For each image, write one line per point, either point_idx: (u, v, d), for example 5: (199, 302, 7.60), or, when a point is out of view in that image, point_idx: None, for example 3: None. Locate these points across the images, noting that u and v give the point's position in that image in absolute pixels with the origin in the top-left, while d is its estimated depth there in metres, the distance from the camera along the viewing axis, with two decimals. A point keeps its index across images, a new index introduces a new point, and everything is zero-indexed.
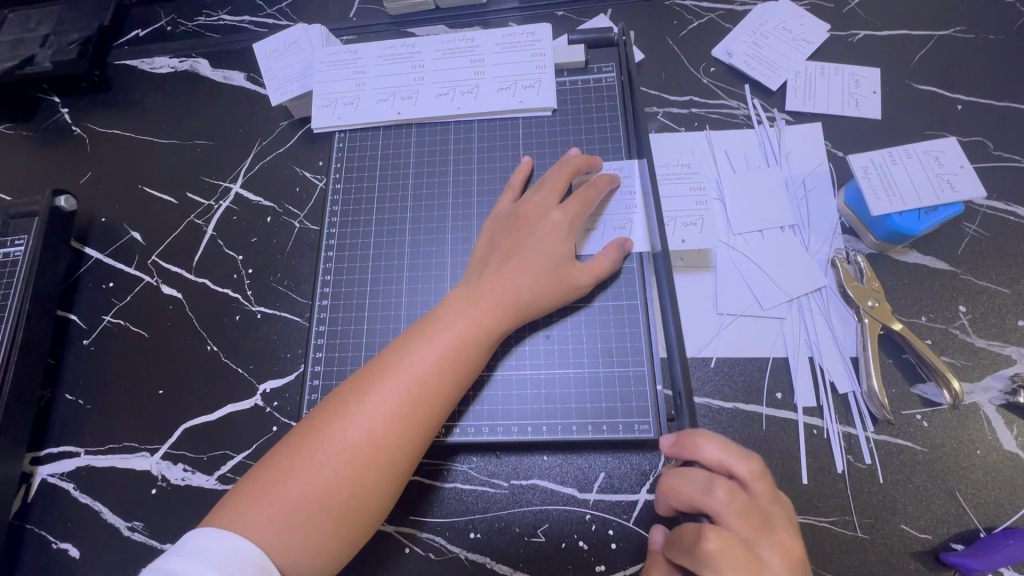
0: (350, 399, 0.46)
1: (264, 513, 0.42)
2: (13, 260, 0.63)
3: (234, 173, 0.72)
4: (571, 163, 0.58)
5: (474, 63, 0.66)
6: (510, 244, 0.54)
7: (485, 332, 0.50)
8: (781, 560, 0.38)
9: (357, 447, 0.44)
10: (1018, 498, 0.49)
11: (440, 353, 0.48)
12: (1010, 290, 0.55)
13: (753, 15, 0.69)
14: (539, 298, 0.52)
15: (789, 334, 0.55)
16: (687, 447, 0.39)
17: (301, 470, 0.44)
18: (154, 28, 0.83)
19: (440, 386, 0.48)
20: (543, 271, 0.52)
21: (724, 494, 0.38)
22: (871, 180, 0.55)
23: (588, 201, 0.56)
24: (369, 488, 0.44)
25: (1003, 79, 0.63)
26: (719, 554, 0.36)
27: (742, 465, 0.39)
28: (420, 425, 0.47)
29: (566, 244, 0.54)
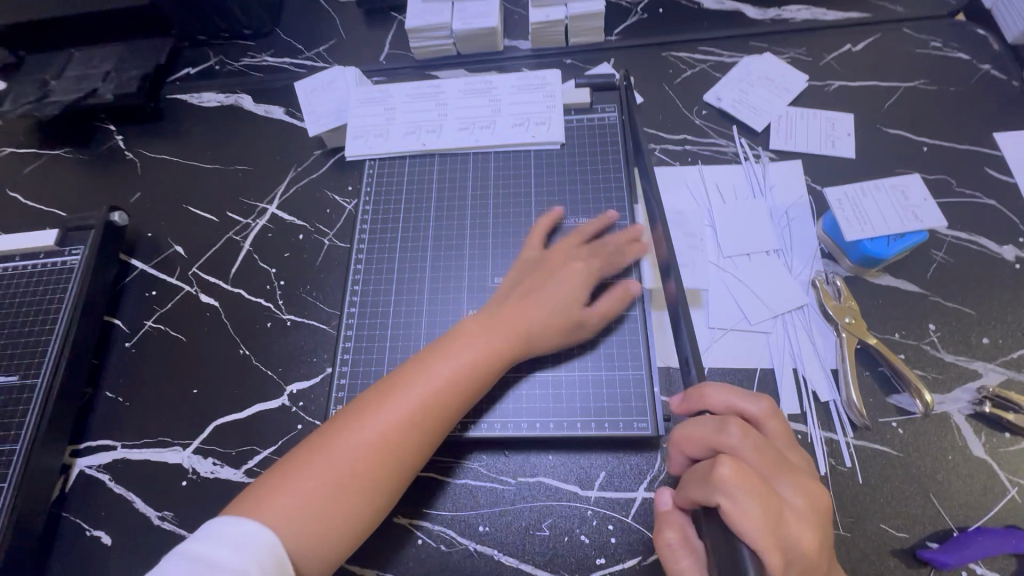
0: (368, 403, 0.52)
1: (280, 502, 0.46)
2: (70, 268, 0.70)
3: (271, 195, 0.79)
4: (613, 233, 0.63)
5: (492, 102, 0.74)
6: (535, 281, 0.59)
7: (495, 356, 0.55)
8: (801, 496, 0.40)
9: (369, 447, 0.49)
10: (988, 500, 0.52)
11: (453, 371, 0.53)
12: (975, 311, 0.60)
13: (740, 65, 0.77)
14: (551, 331, 0.57)
15: (775, 347, 0.61)
16: (695, 397, 0.47)
17: (318, 463, 0.48)
18: (203, 67, 0.92)
19: (449, 403, 0.52)
20: (559, 308, 0.57)
21: (737, 430, 0.41)
22: (844, 211, 0.61)
23: (631, 240, 0.63)
24: (373, 485, 0.49)
25: (963, 125, 0.70)
26: (734, 479, 0.38)
27: (752, 406, 0.45)
28: (425, 435, 0.51)
29: (582, 289, 0.59)
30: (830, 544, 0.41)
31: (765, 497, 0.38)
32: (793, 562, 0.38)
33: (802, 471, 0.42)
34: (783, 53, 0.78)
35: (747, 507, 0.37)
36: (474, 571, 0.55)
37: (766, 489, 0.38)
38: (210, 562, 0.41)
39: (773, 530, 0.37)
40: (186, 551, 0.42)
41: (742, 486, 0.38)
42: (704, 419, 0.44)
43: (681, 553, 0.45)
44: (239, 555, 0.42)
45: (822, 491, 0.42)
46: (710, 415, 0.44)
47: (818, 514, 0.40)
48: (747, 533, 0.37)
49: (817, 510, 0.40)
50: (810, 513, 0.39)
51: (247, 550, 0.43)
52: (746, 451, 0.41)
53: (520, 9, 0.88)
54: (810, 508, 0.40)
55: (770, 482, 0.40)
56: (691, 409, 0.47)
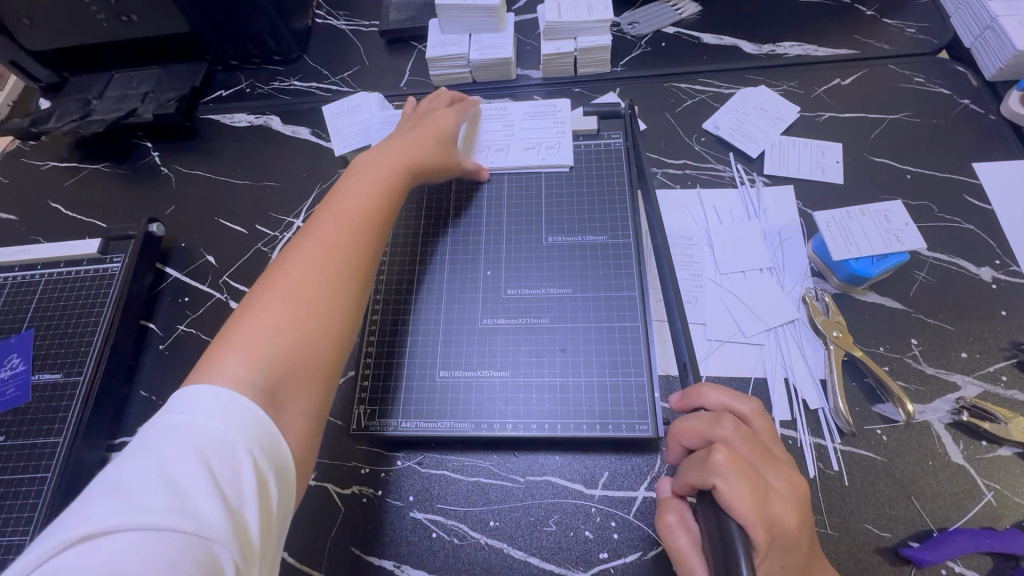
0: (275, 268, 0.56)
1: (228, 352, 0.48)
2: (111, 274, 0.76)
3: (298, 210, 0.84)
4: (430, 103, 0.79)
5: (507, 128, 0.80)
6: (396, 150, 0.69)
7: (372, 205, 0.63)
8: (784, 482, 0.45)
9: (299, 287, 0.54)
10: (965, 503, 0.56)
11: (320, 229, 0.59)
12: (954, 327, 0.65)
13: (736, 96, 0.83)
14: (435, 160, 0.71)
15: (768, 359, 0.65)
16: (692, 395, 0.51)
17: (255, 313, 0.52)
18: (235, 90, 0.99)
19: (361, 230, 0.60)
20: (433, 146, 0.71)
21: (730, 423, 0.46)
22: (832, 233, 0.66)
23: (466, 107, 0.79)
24: (312, 322, 0.52)
25: (944, 155, 0.76)
26: (727, 464, 0.43)
27: (742, 404, 0.50)
28: (345, 263, 0.57)
29: (450, 126, 0.74)
30: (809, 527, 0.45)
31: (753, 480, 0.43)
32: (776, 538, 0.42)
33: (785, 464, 0.47)
34: (777, 85, 0.84)
35: (739, 487, 0.42)
36: (484, 562, 0.58)
37: (755, 474, 0.43)
38: (197, 433, 0.41)
39: (760, 508, 0.41)
40: (168, 426, 0.42)
41: (735, 470, 0.43)
42: (700, 414, 0.49)
43: (679, 533, 0.49)
44: (227, 423, 0.42)
45: (800, 479, 0.47)
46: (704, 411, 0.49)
47: (799, 500, 0.45)
48: (737, 508, 0.41)
49: (797, 494, 0.45)
50: (792, 497, 0.44)
51: (230, 424, 0.43)
52: (737, 442, 0.45)
53: (532, 40, 0.94)
54: (791, 492, 0.45)
55: (758, 469, 0.44)
56: (687, 407, 0.52)
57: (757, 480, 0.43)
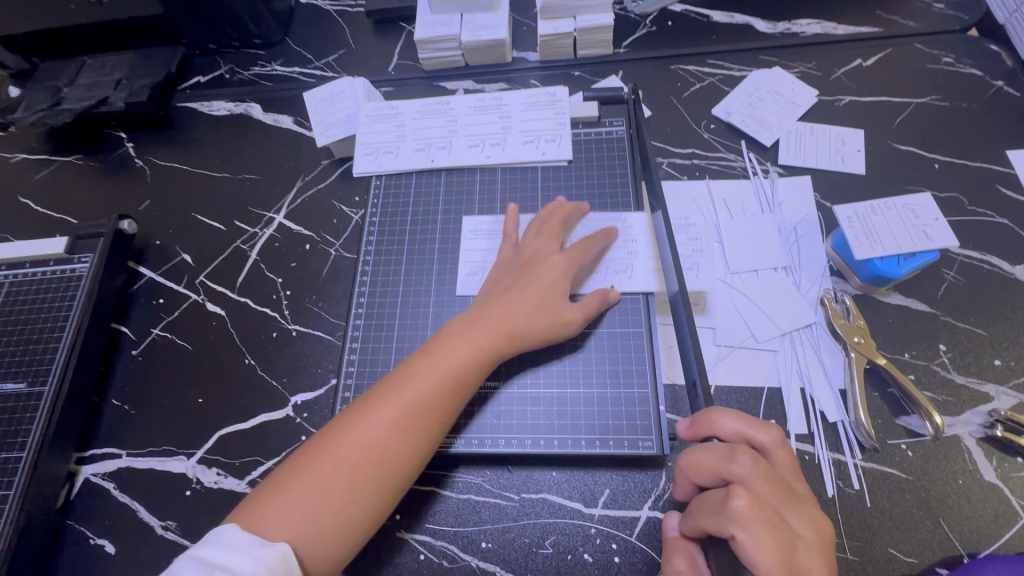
0: (352, 415, 0.52)
1: (269, 519, 0.47)
2: (79, 275, 0.71)
3: (279, 205, 0.79)
4: (557, 208, 0.64)
5: (503, 119, 0.74)
6: (507, 282, 0.59)
7: (481, 360, 0.55)
8: (806, 526, 0.41)
9: (350, 462, 0.49)
10: (999, 525, 0.52)
11: (435, 379, 0.53)
12: (986, 332, 0.59)
13: (749, 79, 0.77)
14: (534, 331, 0.56)
15: (783, 366, 0.60)
16: (703, 423, 0.45)
17: (309, 472, 0.49)
18: (214, 76, 0.93)
19: (428, 406, 0.52)
20: (536, 307, 0.57)
21: (747, 459, 0.41)
22: (855, 229, 0.61)
23: (585, 249, 0.60)
24: (364, 498, 0.49)
25: (975, 142, 0.70)
26: (748, 510, 0.38)
27: (762, 434, 0.44)
28: (420, 432, 0.51)
29: (560, 285, 0.58)
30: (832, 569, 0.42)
31: (777, 529, 0.39)
32: None
33: (806, 500, 0.43)
34: (793, 67, 0.78)
35: (762, 539, 0.38)
36: None
37: (778, 520, 0.39)
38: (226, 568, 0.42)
39: (784, 560, 0.38)
40: (199, 556, 0.43)
41: (756, 518, 0.38)
42: (712, 446, 0.43)
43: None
44: (254, 560, 0.43)
45: (822, 518, 0.43)
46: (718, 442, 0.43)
47: (821, 545, 0.41)
48: (760, 564, 0.37)
49: (820, 536, 0.41)
50: (813, 540, 0.41)
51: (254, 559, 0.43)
52: (755, 481, 0.40)
53: (528, 20, 0.88)
54: (814, 536, 0.41)
55: (780, 512, 0.40)
56: (697, 436, 0.46)
57: (780, 526, 0.39)
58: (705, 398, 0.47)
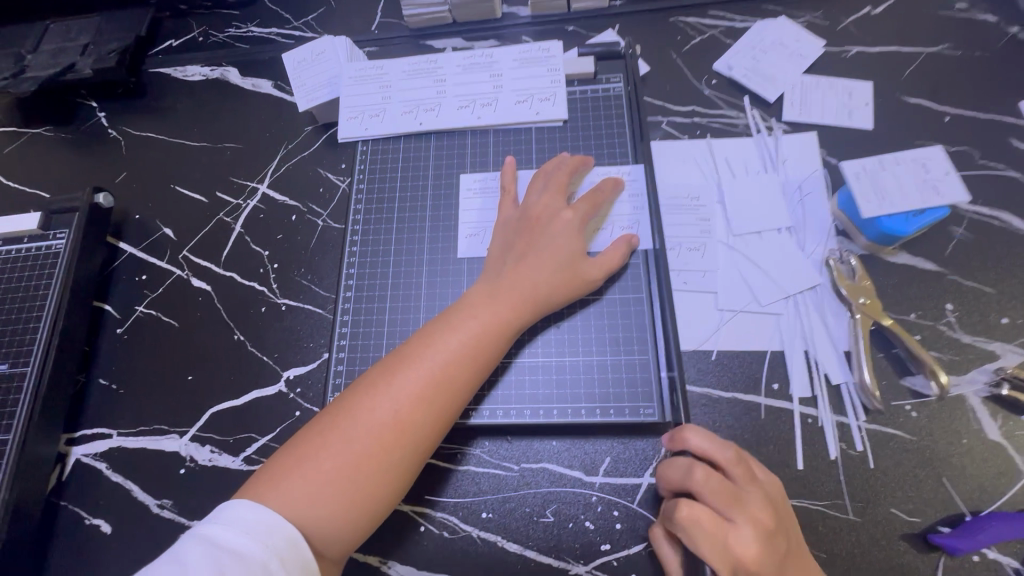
0: (377, 382, 0.50)
1: (289, 493, 0.45)
2: (55, 253, 0.68)
3: (261, 174, 0.76)
4: (565, 161, 0.62)
5: (493, 77, 0.70)
6: (525, 243, 0.57)
7: (506, 325, 0.53)
8: (751, 535, 0.43)
9: (375, 435, 0.47)
10: (1000, 482, 0.51)
11: (462, 344, 0.51)
12: (994, 290, 0.58)
13: (752, 31, 0.73)
14: (555, 291, 0.55)
15: (786, 329, 0.59)
16: (676, 440, 0.48)
17: (332, 445, 0.47)
18: (186, 39, 0.87)
19: (453, 376, 0.50)
20: (557, 267, 0.56)
21: (699, 474, 0.45)
22: (862, 186, 0.59)
23: (595, 204, 0.60)
24: (396, 467, 0.47)
25: (988, 93, 0.67)
26: (687, 521, 0.43)
27: (724, 453, 0.46)
28: (451, 399, 0.50)
29: (576, 242, 0.57)
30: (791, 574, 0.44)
31: (712, 533, 0.43)
32: None
33: (762, 510, 0.44)
34: (799, 17, 0.74)
35: (695, 537, 0.43)
36: (477, 557, 0.54)
37: (716, 526, 0.43)
38: (227, 549, 0.40)
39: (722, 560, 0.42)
40: (202, 534, 0.41)
41: (694, 526, 0.43)
42: (679, 461, 0.48)
43: (673, 567, 0.49)
44: (259, 544, 0.41)
45: (782, 524, 0.45)
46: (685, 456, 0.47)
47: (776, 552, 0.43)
48: (696, 558, 0.43)
49: (769, 533, 0.43)
50: (768, 551, 0.43)
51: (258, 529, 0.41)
52: (706, 492, 0.45)
53: None
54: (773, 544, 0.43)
55: (727, 519, 0.43)
56: (675, 449, 0.49)
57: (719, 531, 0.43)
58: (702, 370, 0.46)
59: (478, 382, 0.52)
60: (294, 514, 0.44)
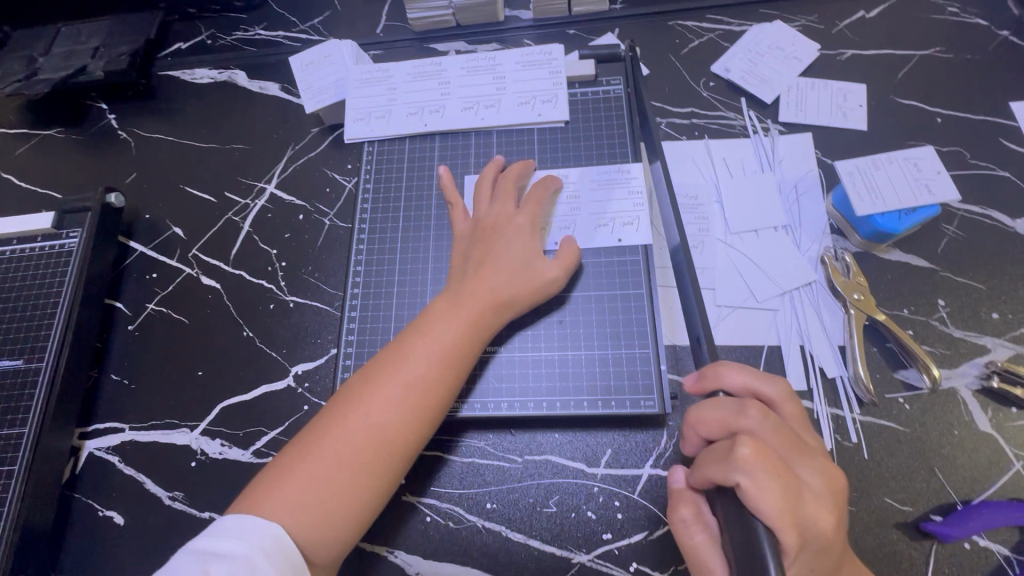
0: (353, 394, 0.51)
1: (274, 505, 0.46)
2: (68, 251, 0.69)
3: (269, 174, 0.77)
4: (509, 168, 0.65)
5: (496, 80, 0.71)
6: (481, 250, 0.58)
7: (473, 330, 0.55)
8: (819, 478, 0.40)
9: (352, 445, 0.48)
10: (991, 472, 0.53)
11: (433, 352, 0.53)
12: (985, 286, 0.60)
13: (749, 34, 0.75)
14: (517, 293, 0.57)
15: (783, 325, 0.60)
16: (709, 378, 0.45)
17: (311, 457, 0.48)
18: (195, 42, 0.89)
19: (425, 382, 0.52)
20: (515, 269, 0.57)
21: (756, 412, 0.41)
22: (856, 185, 0.60)
23: (540, 202, 0.61)
24: (377, 472, 0.49)
25: (979, 95, 0.68)
26: (753, 458, 0.38)
27: (769, 387, 0.44)
28: (425, 404, 0.51)
29: (530, 243, 0.58)
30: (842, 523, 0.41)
31: (783, 477, 0.38)
32: (808, 542, 0.38)
33: (817, 453, 0.43)
34: (795, 20, 0.75)
35: (765, 485, 0.37)
36: (482, 547, 0.55)
37: (785, 470, 0.39)
38: (214, 553, 0.42)
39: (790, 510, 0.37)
40: (190, 545, 0.43)
41: (762, 467, 0.38)
42: (719, 401, 0.43)
43: (695, 530, 0.44)
44: (245, 544, 0.43)
45: (832, 469, 0.42)
46: (727, 396, 0.43)
47: (835, 498, 0.41)
48: (762, 509, 0.36)
49: (833, 489, 0.41)
50: (827, 496, 0.40)
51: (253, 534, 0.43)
52: (763, 432, 0.40)
53: None
54: (827, 491, 0.41)
55: (788, 463, 0.40)
56: (704, 391, 0.45)
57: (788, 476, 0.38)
58: (711, 353, 0.47)
59: (452, 386, 0.54)
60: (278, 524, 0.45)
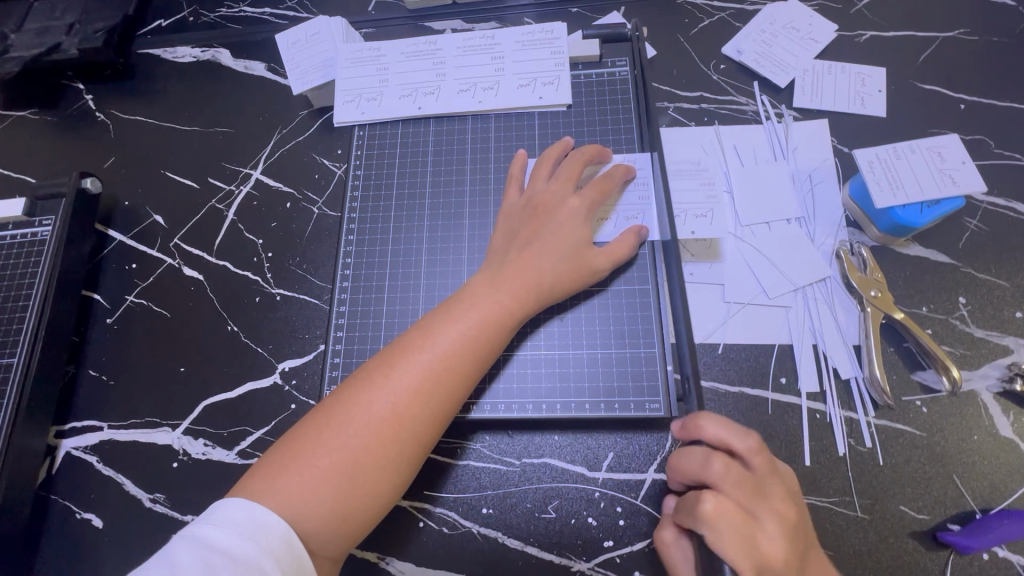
0: (375, 374, 0.48)
1: (283, 490, 0.43)
2: (41, 240, 0.66)
3: (255, 160, 0.73)
4: (578, 150, 0.60)
5: (494, 60, 0.67)
6: (528, 232, 0.55)
7: (506, 314, 0.52)
8: (780, 527, 0.39)
9: (372, 430, 0.46)
10: (1012, 479, 0.50)
11: (462, 335, 0.50)
12: (1008, 283, 0.57)
13: (763, 14, 0.71)
14: (561, 281, 0.54)
15: (795, 322, 0.57)
16: (690, 429, 0.42)
17: (328, 440, 0.45)
18: (176, 18, 0.84)
19: (454, 368, 0.49)
20: (562, 255, 0.54)
21: (720, 465, 0.40)
22: (876, 175, 0.57)
23: (603, 191, 0.57)
24: (394, 462, 0.46)
25: (1005, 80, 0.65)
26: (715, 515, 0.38)
27: (740, 442, 0.40)
28: (451, 392, 0.48)
29: (582, 231, 0.55)
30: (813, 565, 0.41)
31: (745, 533, 0.38)
32: None
33: (778, 497, 0.40)
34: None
35: (726, 539, 0.38)
36: (477, 554, 0.53)
37: (748, 524, 0.38)
38: (218, 549, 0.39)
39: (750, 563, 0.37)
40: (192, 534, 0.40)
41: (723, 522, 0.38)
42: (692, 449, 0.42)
43: (671, 550, 0.45)
44: (253, 544, 0.39)
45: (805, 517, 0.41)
46: (699, 445, 0.42)
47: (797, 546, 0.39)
48: (725, 564, 0.37)
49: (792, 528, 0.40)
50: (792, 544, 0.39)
51: (255, 531, 0.40)
52: (726, 486, 0.39)
53: None
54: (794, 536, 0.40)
55: (752, 512, 0.39)
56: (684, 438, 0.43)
57: (748, 526, 0.38)
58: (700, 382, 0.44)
59: (479, 374, 0.51)
60: (287, 512, 0.43)
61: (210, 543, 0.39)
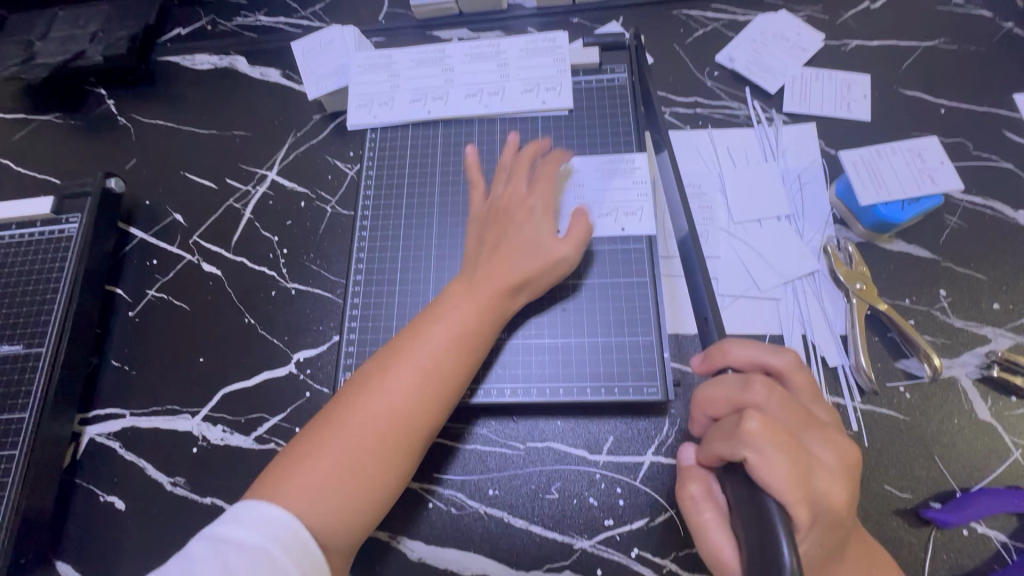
0: (366, 380, 0.51)
1: (291, 495, 0.45)
2: (68, 236, 0.69)
3: (271, 161, 0.77)
4: (525, 148, 0.63)
5: (500, 67, 0.71)
6: (494, 234, 0.58)
7: (485, 312, 0.54)
8: (828, 449, 0.39)
9: (369, 431, 0.48)
10: (990, 460, 0.53)
11: (448, 336, 0.53)
12: (986, 276, 0.60)
13: (754, 24, 0.74)
14: (529, 274, 0.56)
15: (785, 314, 0.60)
16: (715, 354, 0.44)
17: (328, 445, 0.48)
18: (195, 27, 0.88)
19: (441, 367, 0.52)
20: (529, 251, 0.56)
21: (761, 387, 0.40)
22: (860, 174, 0.61)
23: (552, 180, 0.60)
24: (392, 458, 0.49)
25: (983, 87, 0.68)
26: (762, 433, 0.37)
27: (776, 359, 0.43)
28: (441, 388, 0.51)
29: (542, 223, 0.58)
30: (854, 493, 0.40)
31: (794, 453, 0.37)
32: (818, 515, 0.38)
33: (830, 427, 0.41)
34: (799, 10, 0.75)
35: (776, 460, 0.36)
36: (484, 533, 0.56)
37: (795, 444, 0.38)
38: (229, 543, 0.42)
39: (801, 484, 0.36)
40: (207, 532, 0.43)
41: (771, 441, 0.37)
42: (726, 377, 0.43)
43: (704, 506, 0.43)
44: (260, 533, 0.42)
45: (847, 442, 0.41)
46: (733, 372, 0.42)
47: (845, 469, 0.39)
48: (773, 484, 0.35)
49: (845, 461, 0.40)
50: (839, 468, 0.39)
51: (263, 523, 0.43)
52: (770, 407, 0.39)
53: None
54: (840, 463, 0.40)
55: (798, 436, 0.39)
56: (711, 369, 0.45)
57: (797, 451, 0.37)
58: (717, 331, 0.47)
59: (466, 372, 0.54)
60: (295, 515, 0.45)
61: (221, 538, 0.42)
